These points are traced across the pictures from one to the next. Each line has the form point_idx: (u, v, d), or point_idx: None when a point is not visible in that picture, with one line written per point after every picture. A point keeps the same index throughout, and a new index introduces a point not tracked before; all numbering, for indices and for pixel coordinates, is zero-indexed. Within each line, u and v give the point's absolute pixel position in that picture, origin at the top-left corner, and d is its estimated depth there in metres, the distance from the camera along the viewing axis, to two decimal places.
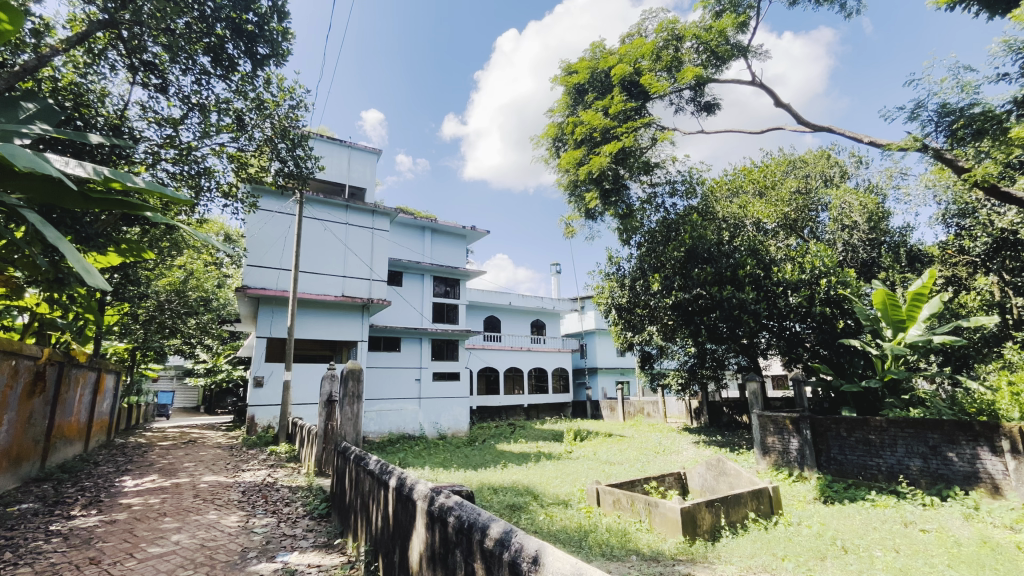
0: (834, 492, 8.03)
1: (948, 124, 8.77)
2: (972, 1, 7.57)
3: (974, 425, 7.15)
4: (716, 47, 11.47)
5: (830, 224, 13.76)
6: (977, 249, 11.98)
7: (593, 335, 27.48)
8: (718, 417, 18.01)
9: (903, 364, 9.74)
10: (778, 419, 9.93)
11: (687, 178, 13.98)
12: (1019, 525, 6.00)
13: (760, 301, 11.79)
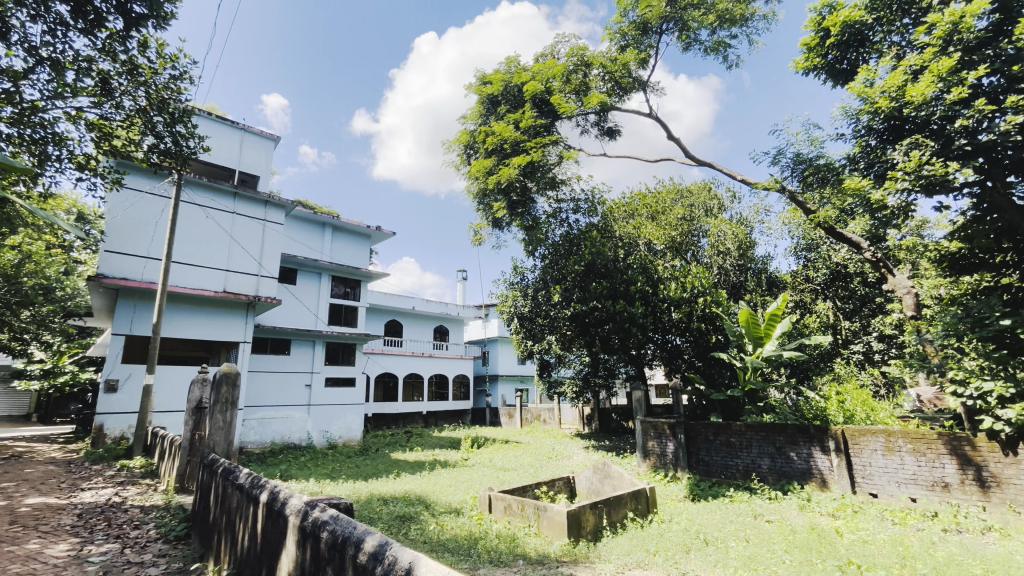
0: (701, 490, 8.91)
1: (800, 171, 10.28)
2: (821, 69, 9.00)
3: (810, 428, 8.36)
4: (620, 77, 12.38)
5: (708, 249, 15.33)
6: (818, 278, 14.45)
7: (495, 343, 27.82)
8: (607, 423, 19.17)
9: (760, 375, 11.10)
10: (658, 425, 10.82)
11: (590, 196, 14.87)
12: (838, 512, 7.17)
13: (647, 315, 12.78)
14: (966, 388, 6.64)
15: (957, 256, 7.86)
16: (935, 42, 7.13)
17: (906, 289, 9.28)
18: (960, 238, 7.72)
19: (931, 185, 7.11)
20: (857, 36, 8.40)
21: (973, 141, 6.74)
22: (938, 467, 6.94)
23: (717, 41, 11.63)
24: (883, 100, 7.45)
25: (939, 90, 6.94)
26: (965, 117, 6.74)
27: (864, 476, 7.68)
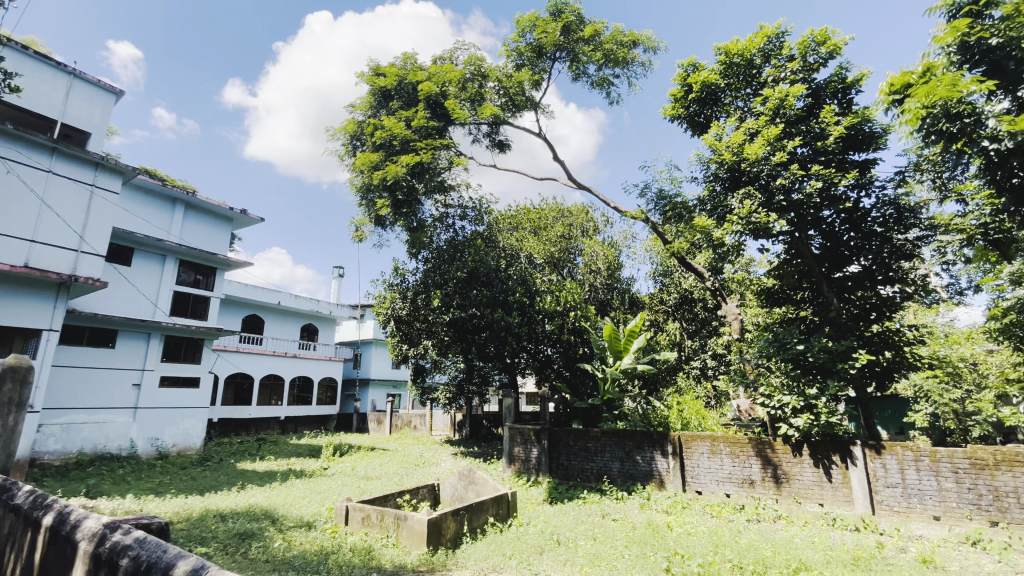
0: (559, 493, 9.43)
1: (661, 206, 11.57)
2: (684, 119, 10.28)
3: (653, 434, 9.35)
4: (514, 94, 12.80)
5: (582, 267, 16.50)
6: (670, 301, 16.40)
7: (369, 345, 26.60)
8: (478, 429, 19.35)
9: (618, 386, 12.13)
10: (524, 431, 11.23)
11: (477, 205, 15.05)
12: (671, 508, 8.11)
13: (523, 325, 13.24)
14: (771, 400, 8.01)
15: (772, 290, 9.52)
16: (767, 113, 8.59)
17: (735, 316, 10.92)
18: (775, 276, 9.34)
19: (757, 229, 8.49)
20: (712, 96, 9.75)
21: (788, 198, 8.23)
22: (747, 467, 8.25)
23: (602, 77, 12.66)
24: (727, 154, 8.71)
25: (768, 152, 8.35)
26: (784, 177, 8.21)
27: (693, 476, 8.79)
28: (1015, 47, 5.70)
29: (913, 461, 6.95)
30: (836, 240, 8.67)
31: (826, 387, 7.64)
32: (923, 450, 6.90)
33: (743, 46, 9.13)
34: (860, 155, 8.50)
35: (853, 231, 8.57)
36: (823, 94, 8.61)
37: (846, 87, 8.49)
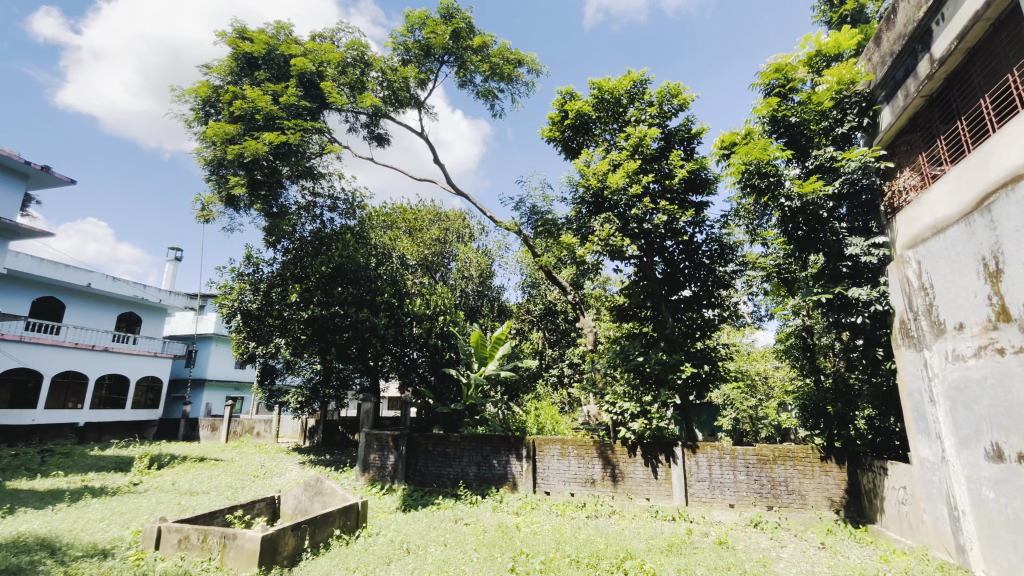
0: (413, 500, 9.24)
1: (533, 221, 12.22)
2: (559, 143, 11.01)
3: (510, 438, 9.67)
4: (398, 89, 12.40)
5: (455, 272, 16.61)
6: (535, 311, 17.42)
7: (207, 341, 23.31)
8: (331, 435, 18.11)
9: (481, 391, 12.34)
10: (382, 437, 10.80)
11: (349, 198, 14.22)
12: (520, 509, 8.48)
13: (389, 327, 12.82)
14: (614, 406, 8.90)
15: (622, 307, 10.57)
16: (628, 148, 9.59)
17: (590, 328, 11.89)
18: (625, 294, 10.38)
19: (613, 251, 9.38)
20: (584, 125, 10.61)
21: (639, 226, 9.28)
22: (590, 467, 8.99)
23: (488, 89, 12.94)
24: (593, 180, 9.52)
25: (627, 183, 9.29)
26: (637, 208, 9.24)
27: (543, 477, 9.29)
28: (806, 127, 7.09)
29: (718, 458, 8.24)
30: (674, 267, 10.00)
31: (659, 395, 8.69)
32: (725, 449, 8.22)
33: (613, 85, 10.06)
34: (697, 197, 9.91)
35: (687, 260, 9.98)
36: (673, 139, 9.89)
37: (690, 137, 9.87)
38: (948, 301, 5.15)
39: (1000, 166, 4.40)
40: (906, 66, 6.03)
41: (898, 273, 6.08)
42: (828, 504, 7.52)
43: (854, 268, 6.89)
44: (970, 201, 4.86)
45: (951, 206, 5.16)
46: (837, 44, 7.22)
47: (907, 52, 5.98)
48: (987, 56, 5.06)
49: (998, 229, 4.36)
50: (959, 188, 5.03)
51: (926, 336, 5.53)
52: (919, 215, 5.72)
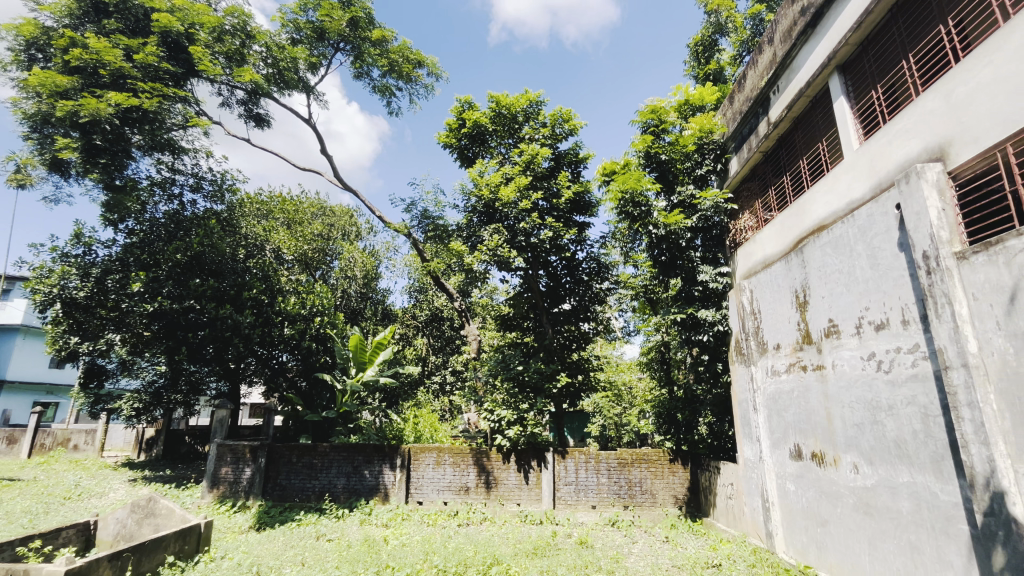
0: (269, 517, 8.41)
1: (425, 225, 12.08)
2: (455, 149, 11.05)
3: (385, 447, 9.27)
4: (284, 68, 11.43)
5: (337, 271, 15.74)
6: (421, 317, 17.15)
7: (11, 335, 19.06)
8: (175, 447, 15.80)
9: (357, 398, 11.69)
10: (238, 448, 9.69)
11: (218, 179, 12.69)
12: (390, 521, 8.17)
13: (256, 327, 11.38)
14: (492, 414, 9.08)
15: (507, 316, 10.83)
16: (521, 164, 9.96)
17: (474, 336, 11.99)
18: (510, 304, 10.65)
19: (500, 262, 9.61)
20: (480, 135, 10.79)
21: (527, 240, 9.64)
22: (465, 475, 8.99)
23: (385, 85, 12.54)
24: (486, 191, 9.73)
25: (517, 198, 9.64)
26: (526, 222, 9.61)
27: (416, 487, 9.07)
28: (673, 166, 8.02)
29: (584, 463, 8.80)
30: (557, 281, 10.60)
31: (535, 403, 9.09)
32: (591, 454, 8.81)
33: (511, 101, 10.38)
34: (581, 217, 10.59)
35: (569, 276, 10.64)
36: (562, 161, 10.49)
37: (577, 161, 10.55)
38: (769, 325, 6.14)
39: (811, 217, 5.38)
40: (751, 124, 7.09)
41: (736, 300, 7.08)
42: (673, 501, 8.45)
43: (704, 292, 7.91)
44: (789, 243, 5.85)
45: (775, 246, 6.20)
46: (702, 97, 8.28)
47: (752, 113, 7.01)
48: (805, 126, 6.13)
49: (806, 268, 5.30)
50: (782, 231, 6.03)
51: (753, 353, 6.51)
52: (754, 251, 6.78)
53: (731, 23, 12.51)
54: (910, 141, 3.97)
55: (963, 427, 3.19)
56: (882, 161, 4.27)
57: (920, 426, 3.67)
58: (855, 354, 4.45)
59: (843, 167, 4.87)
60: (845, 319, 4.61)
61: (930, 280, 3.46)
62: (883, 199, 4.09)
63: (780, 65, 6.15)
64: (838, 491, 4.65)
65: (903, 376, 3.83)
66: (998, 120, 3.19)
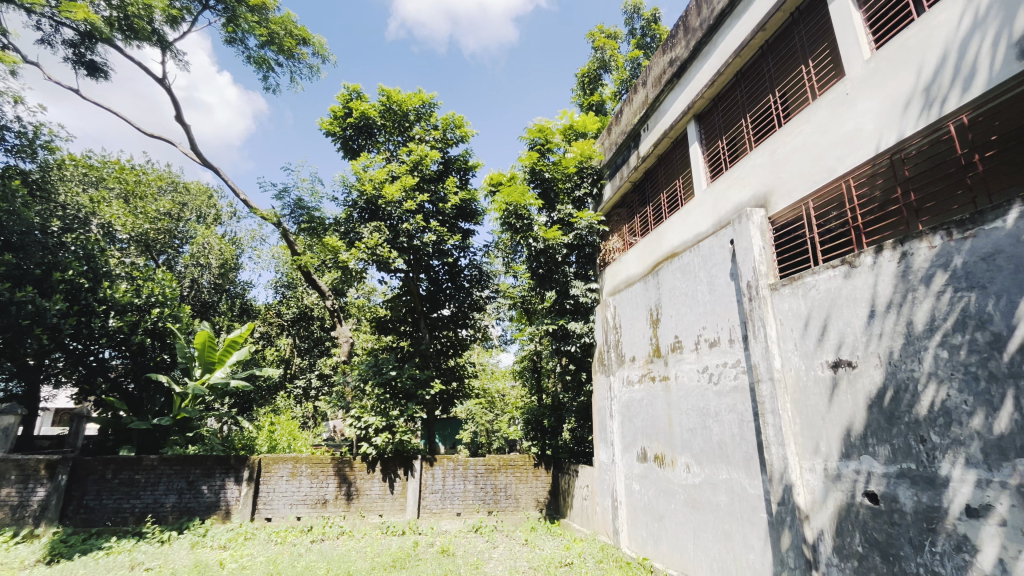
0: (67, 548, 6.90)
1: (298, 216, 11.17)
2: (338, 138, 10.39)
3: (229, 459, 8.21)
4: (134, 15, 9.73)
5: (186, 258, 13.74)
6: (287, 315, 15.72)
7: None
8: None
9: (200, 403, 10.26)
10: (27, 464, 7.81)
11: (28, 132, 10.28)
12: (229, 543, 7.23)
13: (69, 317, 9.42)
14: (359, 421, 8.63)
15: (382, 319, 10.42)
16: (409, 163, 9.72)
17: (346, 338, 11.29)
18: (387, 306, 10.27)
19: (380, 262, 9.24)
20: (367, 128, 10.30)
21: (409, 242, 9.42)
22: (323, 487, 8.35)
23: (263, 57, 11.37)
24: (369, 187, 9.28)
25: (402, 197, 9.37)
26: (410, 224, 9.39)
27: (265, 502, 8.18)
28: (554, 186, 8.50)
29: (452, 470, 8.76)
30: (437, 286, 10.49)
31: (406, 409, 8.83)
32: (459, 461, 8.81)
33: (403, 98, 10.10)
34: (466, 224, 10.65)
35: (450, 282, 10.60)
36: (451, 166, 10.48)
37: (466, 169, 10.62)
38: (628, 339, 6.75)
39: (666, 245, 6.07)
40: (624, 155, 7.79)
41: (602, 314, 7.69)
42: (535, 504, 8.82)
43: (574, 306, 8.45)
44: (647, 267, 6.54)
45: (636, 268, 6.89)
46: (585, 125, 8.90)
47: (625, 146, 7.71)
48: (666, 164, 6.91)
49: (660, 290, 5.93)
50: (643, 255, 6.72)
51: (613, 364, 7.12)
52: (619, 271, 7.45)
53: (614, 61, 13.79)
54: (743, 188, 4.68)
55: (767, 429, 3.80)
56: (723, 202, 4.98)
57: (737, 430, 4.29)
58: (692, 366, 5.08)
59: (693, 203, 5.58)
60: (687, 336, 5.25)
61: (751, 306, 4.09)
62: (721, 235, 4.77)
63: (650, 106, 6.87)
64: (673, 488, 5.24)
65: (727, 387, 4.46)
66: (805, 178, 3.90)
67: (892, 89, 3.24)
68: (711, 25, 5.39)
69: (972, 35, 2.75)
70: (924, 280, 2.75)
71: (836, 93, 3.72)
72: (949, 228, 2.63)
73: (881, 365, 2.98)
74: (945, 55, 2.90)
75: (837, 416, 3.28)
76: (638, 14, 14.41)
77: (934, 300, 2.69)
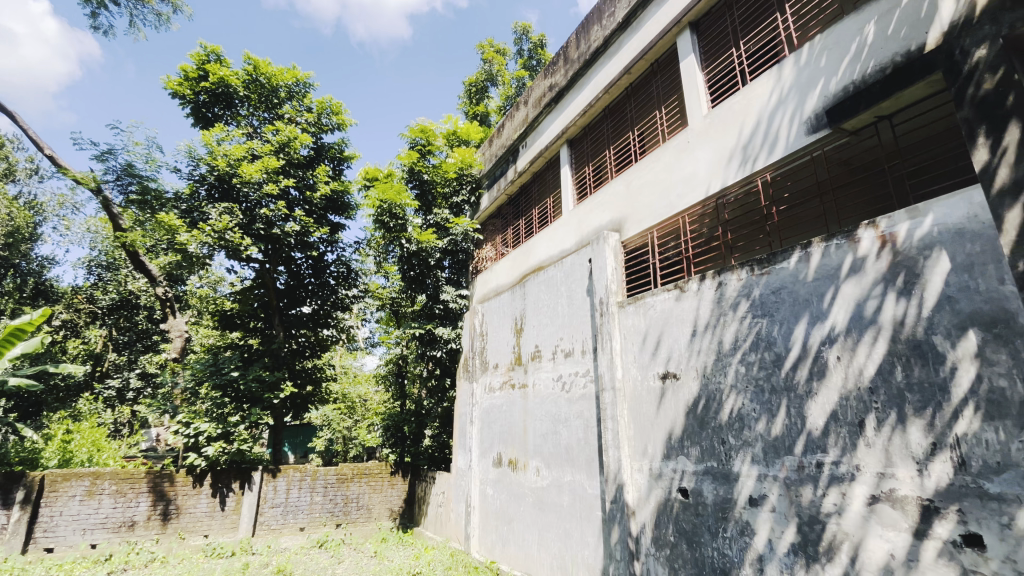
0: None
1: (127, 185, 9.48)
2: (187, 102, 9.02)
3: None
4: None
5: None
6: (103, 302, 13.12)
7: None
8: None
9: None
10: None
11: None
12: None
13: None
14: (187, 428, 7.47)
15: (227, 313, 9.17)
16: (273, 143, 8.84)
17: (179, 333, 9.74)
18: (235, 299, 9.15)
19: (230, 250, 8.22)
20: (226, 97, 9.14)
21: (266, 229, 8.53)
22: (131, 507, 7.01)
23: None
24: (222, 162, 8.21)
25: (262, 179, 8.48)
26: (270, 210, 8.53)
27: (45, 529, 6.55)
28: (431, 190, 8.52)
29: (298, 481, 8.07)
30: (298, 281, 9.67)
31: (248, 415, 7.93)
32: (308, 471, 8.17)
33: (272, 72, 9.19)
34: (336, 217, 10.01)
35: (313, 277, 9.83)
36: (323, 154, 9.77)
37: (341, 159, 10.00)
38: (493, 347, 6.89)
39: (534, 258, 6.39)
40: (502, 168, 8.01)
41: (470, 321, 7.78)
42: (388, 514, 8.56)
43: (444, 311, 8.45)
44: (516, 277, 6.81)
45: (506, 278, 7.12)
46: (468, 133, 9.00)
47: (504, 159, 7.95)
48: (539, 182, 7.27)
49: (525, 301, 6.19)
50: (513, 266, 6.97)
51: (476, 371, 7.23)
52: (490, 280, 7.64)
53: (501, 77, 14.22)
54: (602, 213, 5.13)
55: (607, 434, 4.17)
56: (585, 224, 5.39)
57: (582, 434, 4.64)
58: (548, 375, 5.37)
59: (559, 222, 5.95)
60: (545, 346, 5.55)
61: (602, 321, 4.47)
62: (581, 254, 5.15)
63: (529, 125, 7.18)
64: (522, 492, 5.47)
65: (577, 395, 4.80)
66: (652, 210, 4.41)
67: (721, 144, 3.82)
68: (587, 59, 5.84)
69: (777, 109, 3.39)
70: (732, 306, 3.26)
71: (679, 140, 4.27)
72: (753, 264, 3.16)
73: (698, 377, 3.45)
74: (759, 122, 3.51)
75: (663, 421, 3.71)
76: (526, 37, 15.09)
77: (738, 323, 3.20)
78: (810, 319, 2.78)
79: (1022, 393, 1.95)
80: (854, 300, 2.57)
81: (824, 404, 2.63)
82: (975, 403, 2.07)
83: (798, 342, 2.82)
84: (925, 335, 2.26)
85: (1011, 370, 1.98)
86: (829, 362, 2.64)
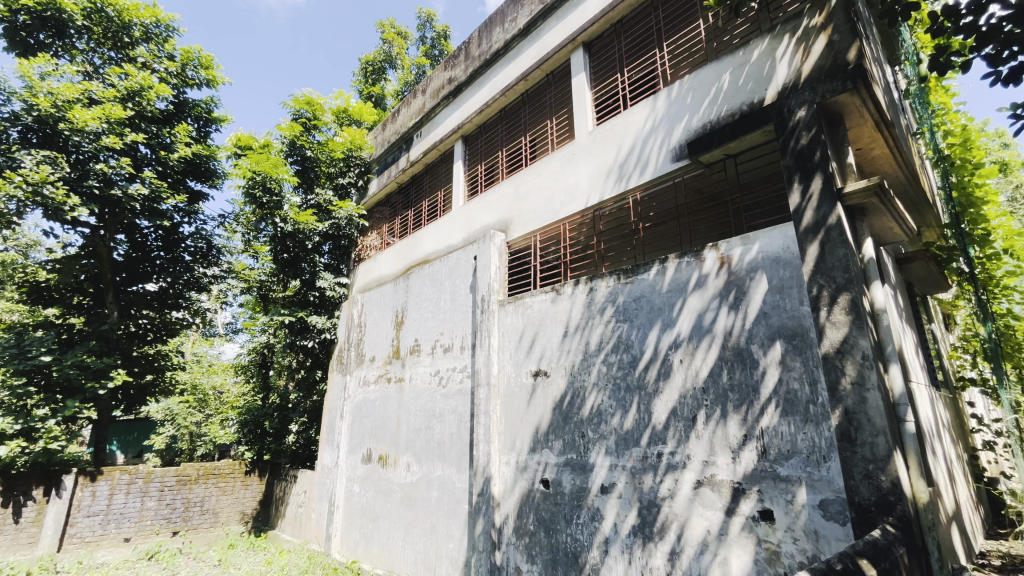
0: None
1: None
2: None
3: None
4: None
5: None
6: None
7: None
8: None
9: None
10: None
11: None
12: None
13: None
14: None
15: (40, 284, 7.58)
16: (120, 89, 7.51)
17: None
18: (52, 268, 7.59)
19: (50, 209, 6.81)
20: (57, 23, 7.54)
21: (103, 188, 7.23)
22: None
23: None
24: (46, 101, 6.76)
25: (101, 128, 7.16)
26: (109, 166, 7.23)
27: None
28: (314, 167, 7.98)
29: (125, 485, 6.97)
30: (142, 253, 8.35)
31: (63, 407, 6.54)
32: (140, 472, 7.10)
33: (124, 5, 7.79)
34: (197, 184, 8.82)
35: (162, 250, 8.56)
36: (186, 110, 8.54)
37: (208, 119, 8.84)
38: (370, 339, 6.62)
39: (420, 250, 6.28)
40: (394, 155, 7.71)
41: (348, 311, 7.39)
42: (238, 518, 7.82)
43: (320, 299, 7.92)
44: (400, 268, 6.63)
45: (390, 268, 6.90)
46: (360, 113, 8.52)
47: (396, 146, 7.67)
48: (431, 175, 7.16)
49: (407, 293, 6.06)
50: (398, 257, 6.77)
51: (351, 363, 6.89)
52: (372, 269, 7.34)
53: (400, 60, 13.72)
54: (490, 212, 5.22)
55: (478, 428, 4.25)
56: (473, 221, 5.44)
57: (455, 429, 4.67)
58: (426, 369, 5.32)
59: (448, 217, 5.93)
60: (425, 340, 5.48)
61: (481, 318, 4.56)
62: (466, 250, 5.18)
63: (425, 115, 7.03)
64: (391, 488, 5.34)
65: (453, 390, 4.82)
66: (536, 214, 4.60)
67: (600, 160, 4.13)
68: (488, 59, 5.89)
69: (650, 135, 3.75)
70: (599, 310, 3.54)
71: (565, 151, 4.52)
72: (619, 273, 3.46)
73: (565, 374, 3.69)
74: (634, 144, 3.86)
75: (531, 415, 3.89)
76: (430, 25, 14.76)
77: (603, 326, 3.48)
78: (661, 326, 3.12)
79: (807, 393, 2.41)
80: (697, 311, 2.94)
81: (667, 400, 2.98)
82: (775, 400, 2.51)
83: (650, 346, 3.15)
84: (745, 343, 2.68)
85: (802, 374, 2.44)
86: (673, 364, 3.00)
